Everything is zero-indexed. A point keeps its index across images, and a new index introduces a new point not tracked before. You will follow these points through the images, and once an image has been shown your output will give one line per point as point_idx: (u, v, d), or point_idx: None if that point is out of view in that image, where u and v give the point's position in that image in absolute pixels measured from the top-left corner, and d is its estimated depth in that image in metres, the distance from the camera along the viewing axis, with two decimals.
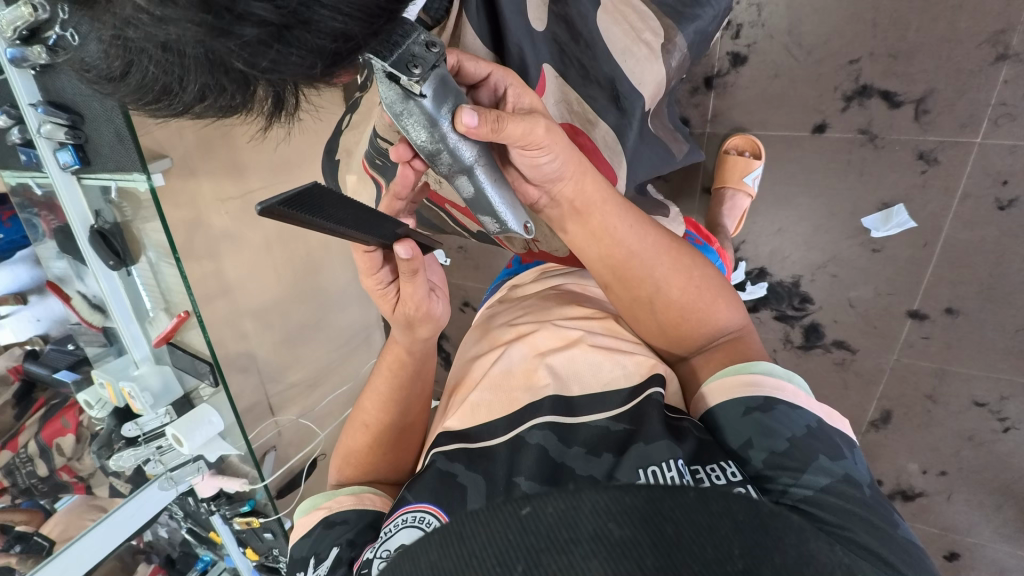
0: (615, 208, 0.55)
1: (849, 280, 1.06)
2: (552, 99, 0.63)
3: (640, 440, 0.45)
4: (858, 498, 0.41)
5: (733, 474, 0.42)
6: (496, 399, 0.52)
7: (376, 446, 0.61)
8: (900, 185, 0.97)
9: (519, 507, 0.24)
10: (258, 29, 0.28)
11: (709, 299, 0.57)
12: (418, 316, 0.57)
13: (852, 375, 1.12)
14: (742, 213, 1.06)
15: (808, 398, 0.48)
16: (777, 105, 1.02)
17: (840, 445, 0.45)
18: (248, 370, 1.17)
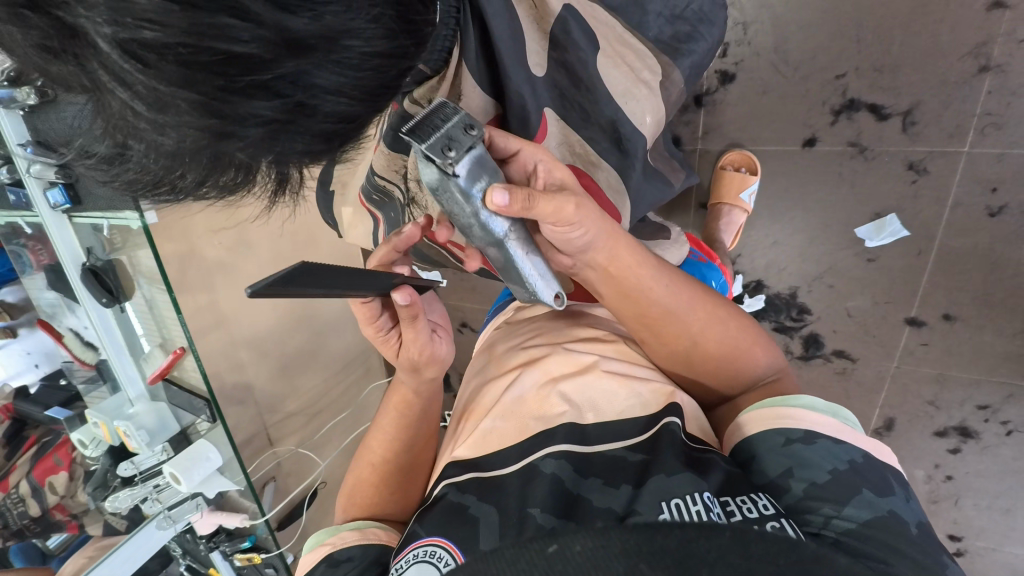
0: (646, 269, 0.55)
1: (847, 290, 1.07)
2: (554, 142, 0.60)
3: (659, 473, 0.43)
4: (905, 534, 0.40)
5: (765, 506, 0.40)
6: (509, 427, 0.51)
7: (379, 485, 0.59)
8: (892, 195, 0.98)
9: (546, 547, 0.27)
10: (259, 125, 0.30)
11: (750, 345, 0.57)
12: (421, 357, 0.58)
13: (853, 383, 1.12)
14: (738, 228, 1.07)
15: (856, 431, 0.47)
16: (768, 122, 1.03)
17: (890, 480, 0.44)
18: (246, 403, 1.17)
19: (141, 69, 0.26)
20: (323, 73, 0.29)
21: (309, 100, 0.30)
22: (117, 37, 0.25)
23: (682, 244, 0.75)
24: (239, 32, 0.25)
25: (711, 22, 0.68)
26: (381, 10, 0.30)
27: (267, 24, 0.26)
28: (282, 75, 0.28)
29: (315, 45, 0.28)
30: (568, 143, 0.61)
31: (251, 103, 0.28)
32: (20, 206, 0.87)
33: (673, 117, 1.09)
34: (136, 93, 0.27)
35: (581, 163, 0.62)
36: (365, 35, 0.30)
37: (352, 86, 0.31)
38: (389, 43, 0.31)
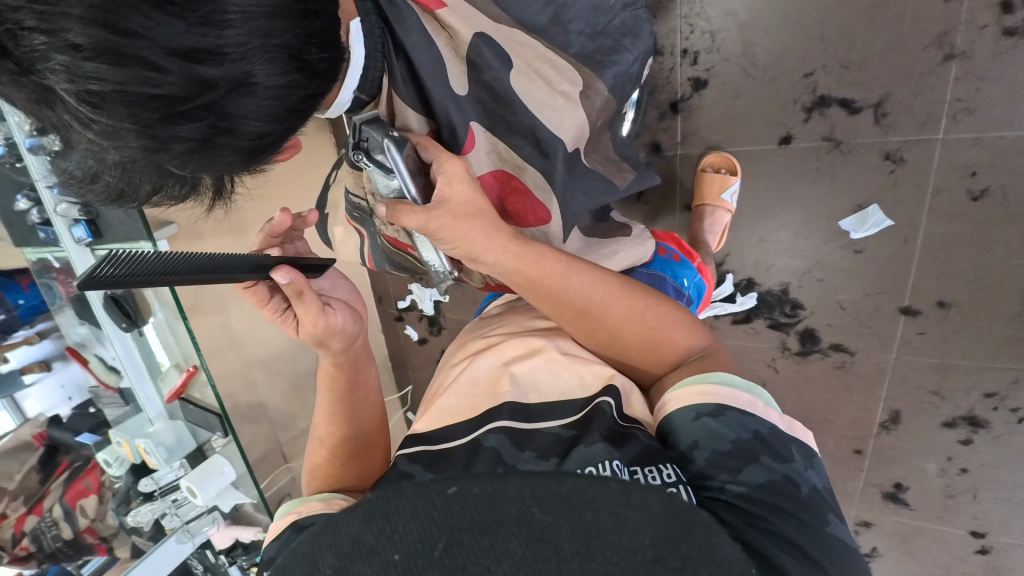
0: (563, 271, 0.60)
1: (837, 282, 1.07)
2: (483, 152, 0.62)
3: (581, 445, 0.49)
4: (792, 493, 0.45)
5: (667, 475, 0.47)
6: (461, 405, 0.57)
7: (333, 459, 0.67)
8: (872, 185, 0.99)
9: (446, 488, 0.27)
10: (183, 144, 0.34)
11: (665, 330, 0.63)
12: (321, 331, 0.63)
13: (854, 377, 1.11)
14: (722, 228, 1.09)
15: (765, 408, 0.52)
16: (742, 123, 1.06)
17: (790, 451, 0.49)
18: (259, 420, 1.23)
19: (89, 111, 0.32)
20: (235, 105, 0.34)
21: (223, 124, 0.35)
22: (69, 88, 0.31)
23: (646, 239, 0.78)
24: (155, 77, 0.31)
25: (636, 35, 0.73)
26: (281, 52, 0.34)
27: (178, 71, 0.31)
28: (197, 105, 0.33)
29: (219, 81, 0.32)
30: (496, 151, 0.63)
31: (173, 129, 0.33)
32: (48, 244, 0.97)
33: (653, 123, 1.13)
34: (88, 128, 0.33)
35: (509, 167, 0.64)
36: (261, 71, 0.34)
37: (265, 112, 0.36)
38: (287, 78, 0.36)
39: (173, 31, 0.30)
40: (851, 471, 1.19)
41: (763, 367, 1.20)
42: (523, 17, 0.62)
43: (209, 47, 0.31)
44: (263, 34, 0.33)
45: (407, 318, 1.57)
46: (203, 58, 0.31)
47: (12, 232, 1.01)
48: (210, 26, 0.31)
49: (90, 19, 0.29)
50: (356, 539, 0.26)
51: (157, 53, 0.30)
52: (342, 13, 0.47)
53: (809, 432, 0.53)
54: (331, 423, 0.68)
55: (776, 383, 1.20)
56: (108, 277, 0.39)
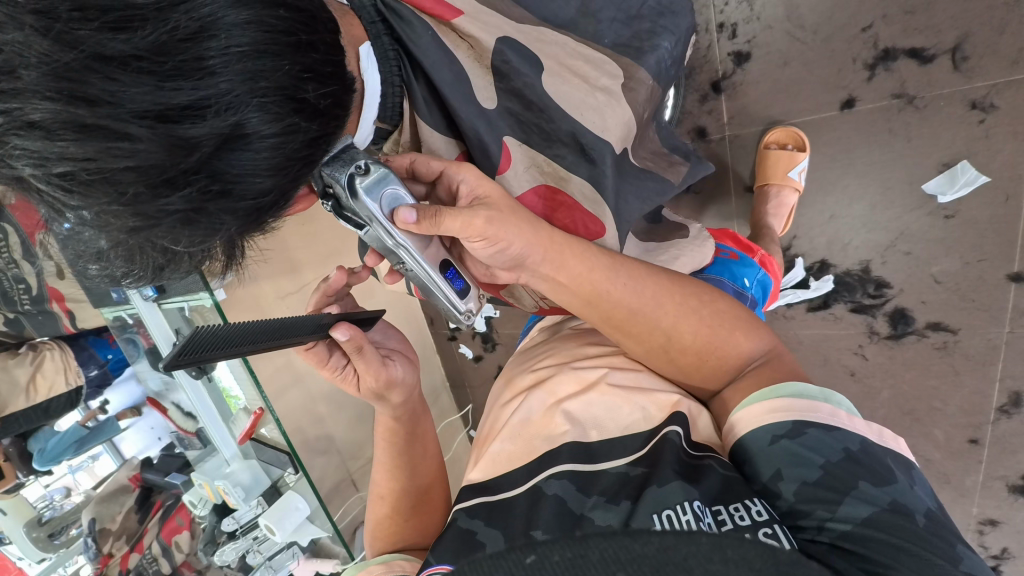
0: (607, 274, 0.56)
1: (926, 254, 0.95)
2: (521, 168, 0.58)
3: (654, 483, 0.46)
4: (908, 529, 0.40)
5: (759, 513, 0.43)
6: (516, 448, 0.55)
7: (396, 511, 0.68)
8: (958, 140, 0.87)
9: (523, 557, 0.22)
10: (175, 215, 0.33)
11: (726, 333, 0.58)
12: (387, 386, 0.64)
13: (960, 358, 0.98)
14: (789, 210, 0.99)
15: (850, 417, 0.48)
16: (796, 93, 0.97)
17: (891, 468, 0.45)
18: (328, 452, 1.26)
19: (68, 193, 0.31)
20: (226, 161, 0.33)
21: (216, 186, 0.33)
22: (42, 172, 0.30)
23: (706, 239, 0.71)
24: (126, 145, 0.29)
25: (674, 13, 0.67)
26: (272, 95, 0.33)
27: (151, 135, 0.29)
28: (182, 170, 0.31)
29: (202, 140, 0.31)
30: (536, 165, 0.59)
31: (160, 201, 0.32)
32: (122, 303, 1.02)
33: (694, 108, 1.06)
34: (72, 209, 0.32)
35: (552, 181, 0.60)
36: (248, 120, 0.32)
37: (263, 165, 0.35)
38: (281, 125, 0.34)
39: (143, 91, 0.29)
40: (971, 467, 1.03)
41: (849, 356, 1.08)
42: (547, 14, 0.60)
43: (187, 102, 0.30)
44: (249, 78, 0.32)
45: (460, 336, 1.56)
46: (180, 115, 0.30)
47: (91, 294, 1.07)
48: (186, 77, 0.30)
49: (53, 94, 0.28)
50: None
51: (129, 119, 0.29)
52: (348, 40, 0.45)
53: (903, 440, 0.49)
54: (389, 478, 0.68)
55: (868, 372, 1.07)
56: (193, 352, 0.42)
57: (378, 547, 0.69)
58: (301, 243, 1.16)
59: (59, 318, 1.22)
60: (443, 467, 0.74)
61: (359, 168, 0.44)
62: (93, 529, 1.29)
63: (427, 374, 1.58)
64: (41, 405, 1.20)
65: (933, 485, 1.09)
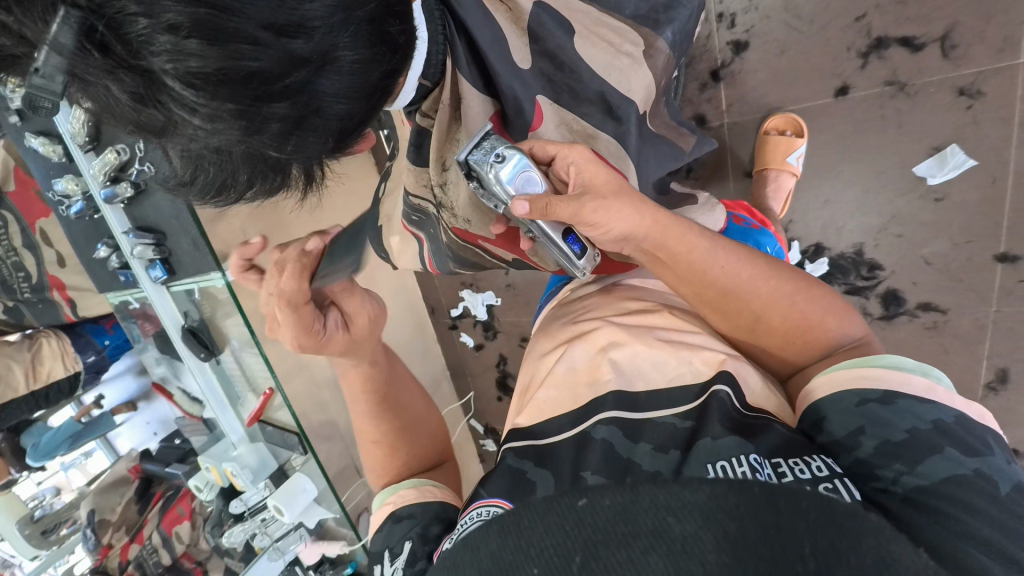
0: (701, 248, 0.57)
1: (918, 236, 0.99)
2: (552, 127, 0.61)
3: (707, 436, 0.46)
4: (997, 495, 0.38)
5: (818, 468, 0.42)
6: (562, 395, 0.55)
7: (382, 448, 0.70)
8: (948, 126, 0.91)
9: (575, 500, 0.27)
10: (279, 125, 0.36)
11: (823, 315, 0.55)
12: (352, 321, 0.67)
13: (950, 337, 1.02)
14: (788, 194, 1.02)
15: (948, 394, 0.45)
16: (792, 80, 1.00)
17: (991, 443, 0.42)
18: (333, 438, 1.27)
19: (188, 96, 0.33)
20: (325, 81, 0.35)
21: (314, 103, 0.36)
22: (166, 75, 0.32)
23: (715, 207, 0.74)
24: (249, 53, 0.31)
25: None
26: (366, 22, 0.36)
27: (273, 47, 0.32)
28: (290, 84, 0.34)
29: (310, 58, 0.33)
30: (565, 123, 0.62)
31: (269, 109, 0.35)
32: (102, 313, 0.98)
33: (694, 96, 1.09)
34: (186, 114, 0.34)
35: (580, 138, 0.63)
36: (348, 44, 0.35)
37: (352, 89, 0.38)
38: (371, 51, 0.37)
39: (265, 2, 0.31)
40: None
41: None
42: None
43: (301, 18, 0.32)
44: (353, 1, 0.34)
45: (461, 325, 1.59)
46: (294, 31, 0.32)
47: (95, 278, 1.08)
48: None
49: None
50: (496, 556, 0.27)
51: (253, 29, 0.31)
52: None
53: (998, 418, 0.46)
54: (370, 421, 0.70)
55: None
56: None
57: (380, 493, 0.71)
58: None
59: (60, 307, 1.23)
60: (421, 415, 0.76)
61: (496, 154, 0.54)
62: (91, 520, 1.30)
63: (427, 363, 1.60)
64: (40, 392, 1.20)
65: None
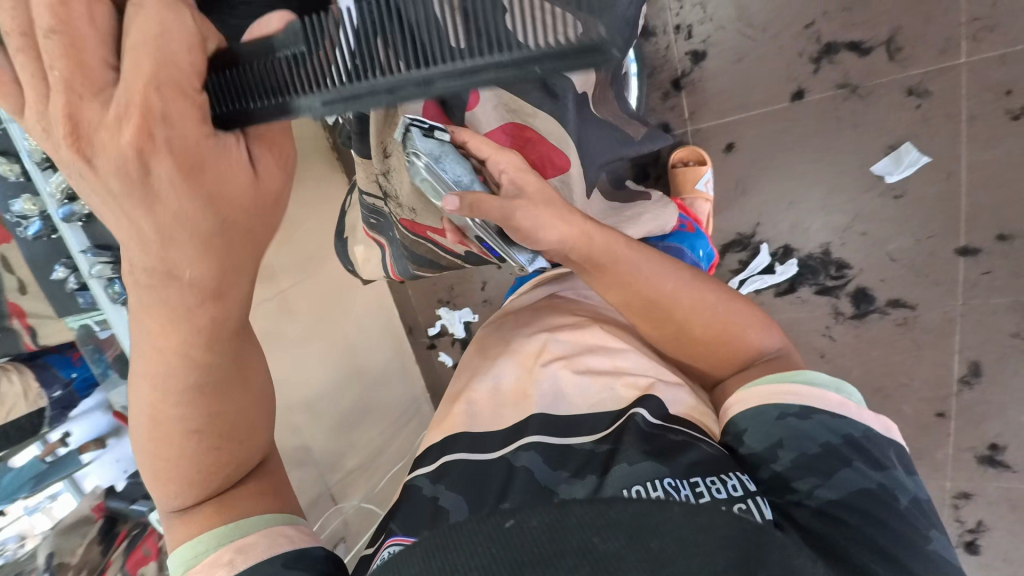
0: (630, 259, 0.58)
1: (881, 234, 1.00)
2: (490, 107, 0.61)
3: (623, 461, 0.48)
4: (889, 505, 0.43)
5: (733, 487, 0.45)
6: (484, 415, 0.57)
7: (193, 453, 0.46)
8: (900, 125, 0.94)
9: (504, 520, 0.27)
10: None
11: (741, 330, 0.58)
12: (210, 255, 0.39)
13: (921, 333, 1.03)
14: (707, 217, 1.08)
15: (858, 408, 0.49)
16: (751, 85, 1.02)
17: (888, 456, 0.47)
18: (306, 464, 1.20)
19: None
20: None
21: None
22: None
23: (668, 204, 0.75)
24: None
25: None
26: None
27: None
28: None
29: None
30: (502, 104, 0.62)
31: None
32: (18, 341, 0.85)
33: (657, 105, 1.10)
34: None
35: (519, 118, 0.64)
36: None
37: None
38: None
39: None
40: (940, 438, 1.07)
41: (817, 338, 1.11)
42: None
43: None
44: None
45: (438, 345, 1.57)
46: None
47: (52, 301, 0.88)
48: None
49: None
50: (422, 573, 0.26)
51: None
52: None
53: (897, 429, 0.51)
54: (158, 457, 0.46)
55: (837, 353, 1.10)
56: None
57: (178, 516, 0.47)
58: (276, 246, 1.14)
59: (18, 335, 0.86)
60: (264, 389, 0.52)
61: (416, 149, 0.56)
62: None
63: (404, 385, 1.55)
64: None
65: None
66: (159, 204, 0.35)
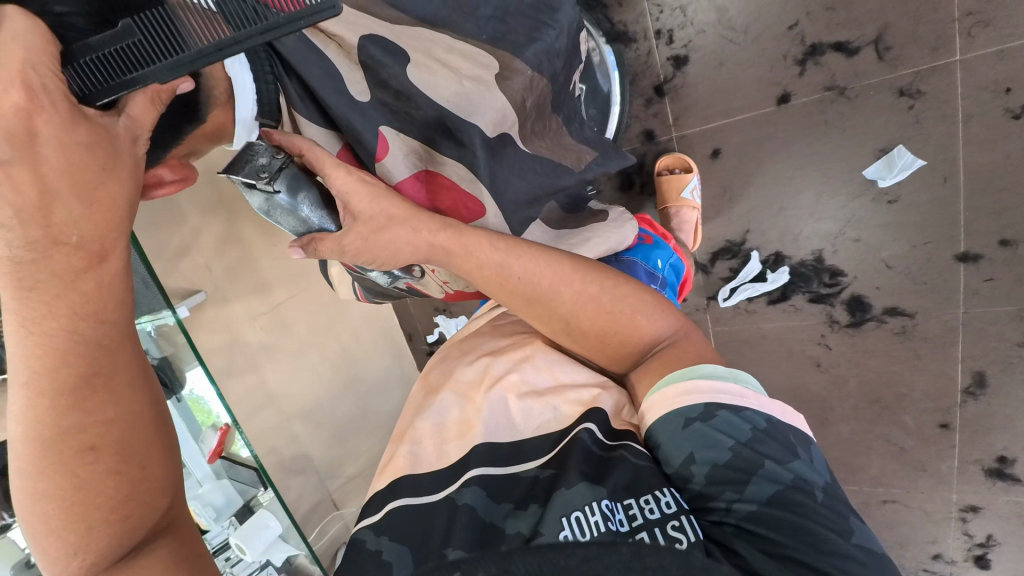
0: (501, 253, 0.58)
1: (875, 240, 0.96)
2: (399, 156, 0.58)
3: (563, 486, 0.43)
4: (806, 505, 0.41)
5: (667, 504, 0.42)
6: (426, 450, 0.50)
7: (93, 477, 0.40)
8: (891, 127, 0.90)
9: None
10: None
11: (629, 316, 0.59)
12: (100, 210, 0.35)
13: (920, 342, 0.98)
14: (695, 225, 1.06)
15: (756, 395, 0.48)
16: (734, 90, 1.00)
17: (794, 444, 0.45)
18: (306, 472, 1.24)
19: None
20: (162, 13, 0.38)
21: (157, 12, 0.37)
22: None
23: (626, 221, 0.73)
24: None
25: (554, 9, 0.68)
26: None
27: None
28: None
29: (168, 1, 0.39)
30: (412, 150, 0.59)
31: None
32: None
33: (640, 112, 1.09)
34: None
35: (429, 164, 0.61)
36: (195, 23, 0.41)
37: None
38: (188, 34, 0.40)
39: None
40: (945, 451, 1.02)
41: (812, 347, 1.07)
42: None
43: None
44: None
45: (438, 351, 1.63)
46: None
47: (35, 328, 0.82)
48: None
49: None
50: None
51: None
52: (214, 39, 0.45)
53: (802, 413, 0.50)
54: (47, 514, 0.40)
55: (833, 362, 1.06)
56: None
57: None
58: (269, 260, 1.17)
59: None
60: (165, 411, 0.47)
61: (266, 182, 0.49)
62: None
63: (405, 391, 1.58)
64: None
65: (911, 475, 1.07)
66: (45, 161, 0.32)
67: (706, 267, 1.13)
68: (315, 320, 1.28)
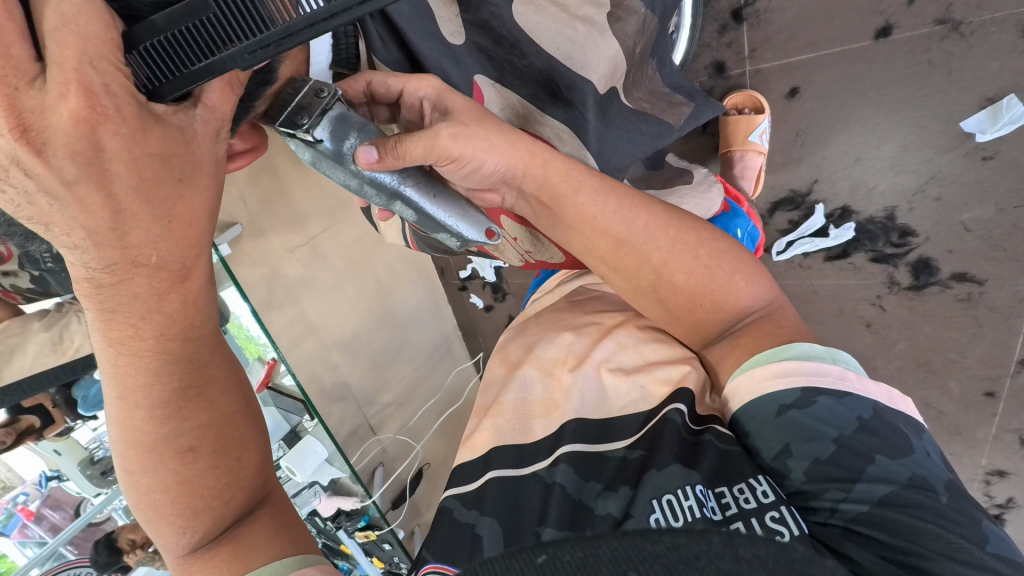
0: (590, 197, 0.57)
1: (958, 200, 0.88)
2: (496, 106, 0.61)
3: (653, 468, 0.45)
4: (930, 506, 0.38)
5: (764, 494, 0.41)
6: (508, 426, 0.55)
7: (194, 473, 0.45)
8: (1006, 71, 0.80)
9: (535, 556, 0.23)
10: None
11: (724, 277, 0.57)
12: (178, 226, 0.38)
13: (984, 311, 0.91)
14: (757, 172, 0.98)
15: (858, 378, 0.47)
16: (827, 20, 0.90)
17: (907, 436, 0.42)
18: (345, 399, 1.27)
19: None
20: None
21: None
22: None
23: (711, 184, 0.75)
24: None
25: None
26: None
27: None
28: None
29: None
30: (510, 104, 0.62)
31: None
32: None
33: (712, 40, 1.01)
34: None
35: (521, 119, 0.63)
36: None
37: None
38: None
39: None
40: (984, 418, 0.97)
41: (865, 307, 1.01)
42: None
43: None
44: None
45: (471, 287, 1.61)
46: None
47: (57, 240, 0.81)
48: None
49: None
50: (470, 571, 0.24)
51: None
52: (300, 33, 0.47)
53: (910, 401, 0.48)
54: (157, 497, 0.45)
55: (885, 324, 1.00)
56: None
57: (189, 560, 0.45)
58: (304, 189, 1.13)
59: None
60: (247, 387, 0.51)
61: (311, 135, 0.44)
62: None
63: (437, 324, 1.60)
64: None
65: (940, 439, 1.02)
66: (117, 179, 0.34)
67: (764, 217, 1.07)
68: (351, 252, 1.27)
